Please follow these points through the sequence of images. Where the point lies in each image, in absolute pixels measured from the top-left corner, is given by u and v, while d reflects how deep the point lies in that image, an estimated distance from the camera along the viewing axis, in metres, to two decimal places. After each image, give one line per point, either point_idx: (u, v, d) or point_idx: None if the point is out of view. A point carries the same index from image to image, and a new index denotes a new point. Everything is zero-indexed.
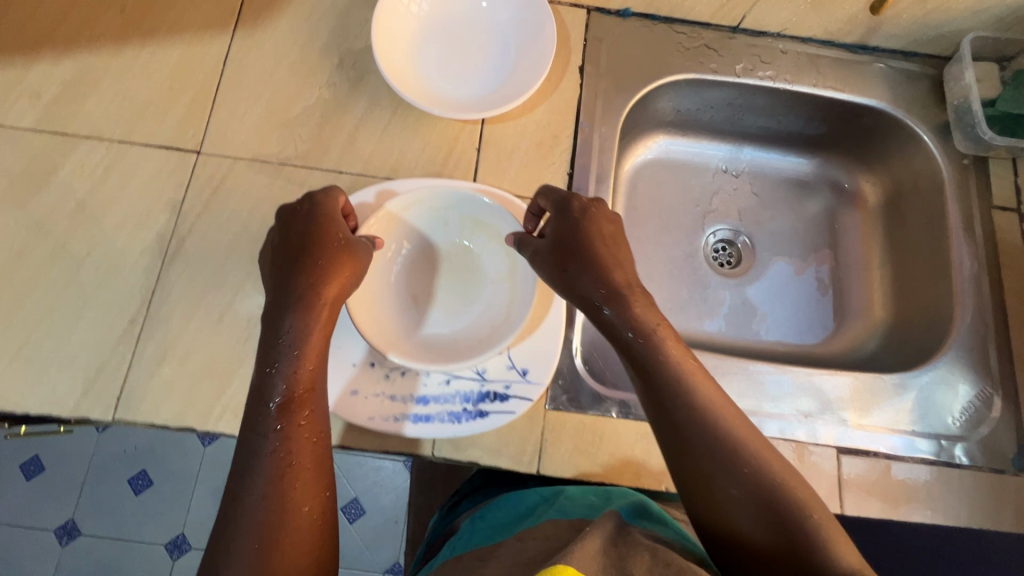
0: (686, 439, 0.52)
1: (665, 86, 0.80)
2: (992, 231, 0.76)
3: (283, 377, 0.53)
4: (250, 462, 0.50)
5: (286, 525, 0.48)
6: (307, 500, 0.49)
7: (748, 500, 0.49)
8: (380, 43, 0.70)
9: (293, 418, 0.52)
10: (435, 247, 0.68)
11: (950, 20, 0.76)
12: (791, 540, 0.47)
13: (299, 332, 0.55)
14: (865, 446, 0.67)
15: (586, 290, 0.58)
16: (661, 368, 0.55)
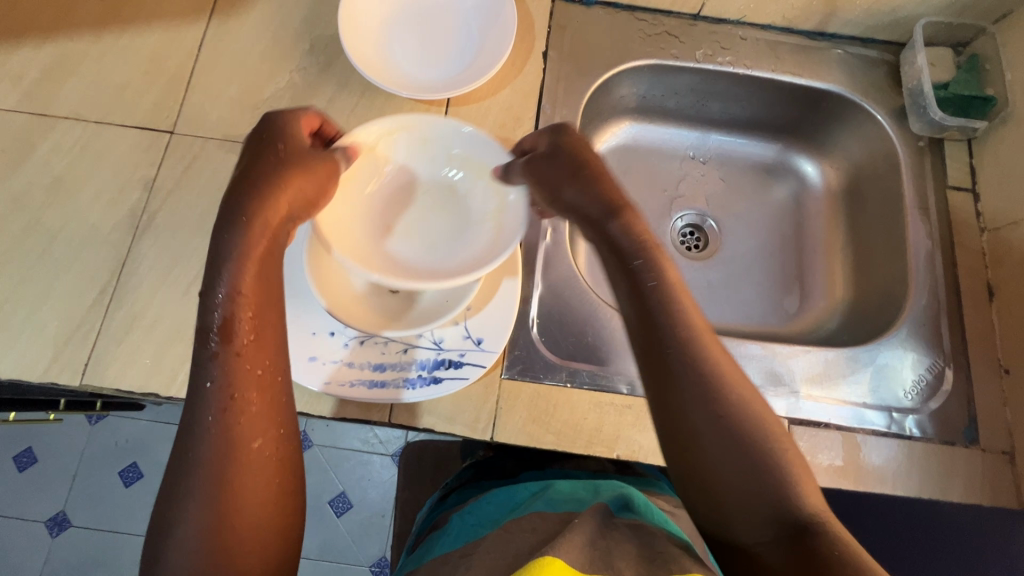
0: (675, 381, 0.49)
1: (627, 71, 0.83)
2: (947, 210, 0.77)
3: (227, 309, 0.49)
4: (202, 406, 0.48)
5: (246, 473, 0.48)
6: (266, 448, 0.49)
7: (729, 440, 0.48)
8: (347, 28, 0.73)
9: (245, 354, 0.49)
10: (416, 179, 0.62)
11: (902, 6, 0.78)
12: (763, 483, 0.47)
13: (259, 266, 0.51)
14: (817, 417, 0.68)
15: (586, 204, 0.56)
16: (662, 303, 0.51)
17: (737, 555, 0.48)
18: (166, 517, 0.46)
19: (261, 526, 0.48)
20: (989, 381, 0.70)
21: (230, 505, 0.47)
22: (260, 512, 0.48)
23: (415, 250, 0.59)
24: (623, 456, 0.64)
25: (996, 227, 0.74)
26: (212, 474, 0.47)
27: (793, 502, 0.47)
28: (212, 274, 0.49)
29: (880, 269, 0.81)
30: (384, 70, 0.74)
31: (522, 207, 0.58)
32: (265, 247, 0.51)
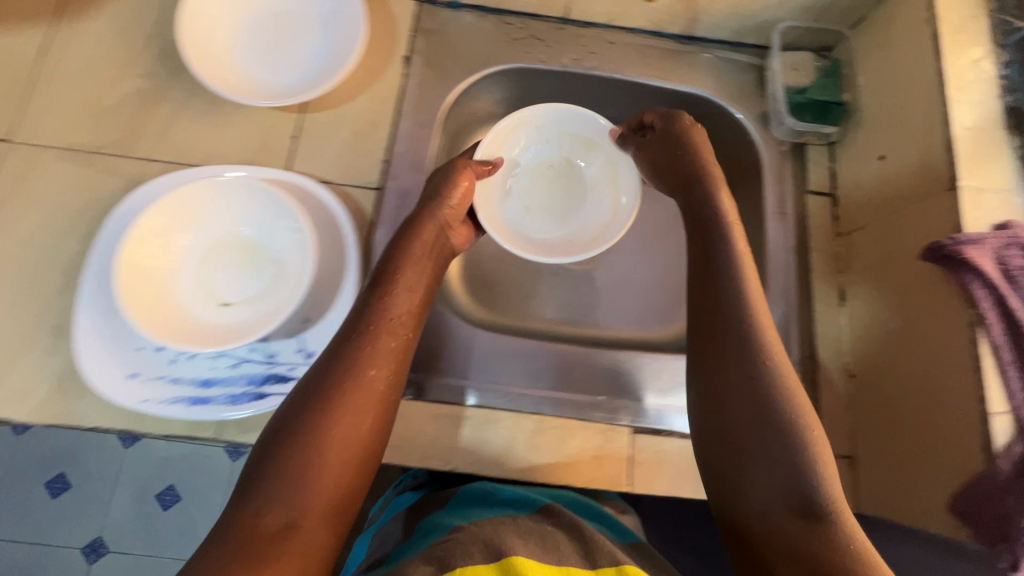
0: (725, 343, 0.54)
1: (492, 76, 0.81)
2: (804, 215, 0.78)
3: (393, 299, 0.57)
4: (369, 356, 0.52)
5: (369, 412, 0.50)
6: (381, 394, 0.51)
7: (749, 410, 0.51)
8: (187, 27, 0.69)
9: (394, 324, 0.55)
10: (544, 163, 0.83)
11: (761, 10, 0.77)
12: (761, 456, 0.49)
13: (416, 268, 0.61)
14: (658, 425, 0.68)
15: (683, 167, 0.68)
16: (736, 291, 0.56)
17: (753, 516, 0.48)
18: (263, 459, 0.46)
19: (348, 481, 0.47)
20: (835, 386, 0.70)
21: (340, 442, 0.47)
22: (354, 459, 0.47)
23: (541, 220, 0.81)
24: (459, 468, 0.64)
25: (849, 232, 0.74)
26: (330, 413, 0.48)
27: (819, 479, 0.47)
28: (376, 282, 0.59)
29: None
30: (231, 74, 0.71)
31: (630, 174, 0.77)
32: (425, 255, 0.63)
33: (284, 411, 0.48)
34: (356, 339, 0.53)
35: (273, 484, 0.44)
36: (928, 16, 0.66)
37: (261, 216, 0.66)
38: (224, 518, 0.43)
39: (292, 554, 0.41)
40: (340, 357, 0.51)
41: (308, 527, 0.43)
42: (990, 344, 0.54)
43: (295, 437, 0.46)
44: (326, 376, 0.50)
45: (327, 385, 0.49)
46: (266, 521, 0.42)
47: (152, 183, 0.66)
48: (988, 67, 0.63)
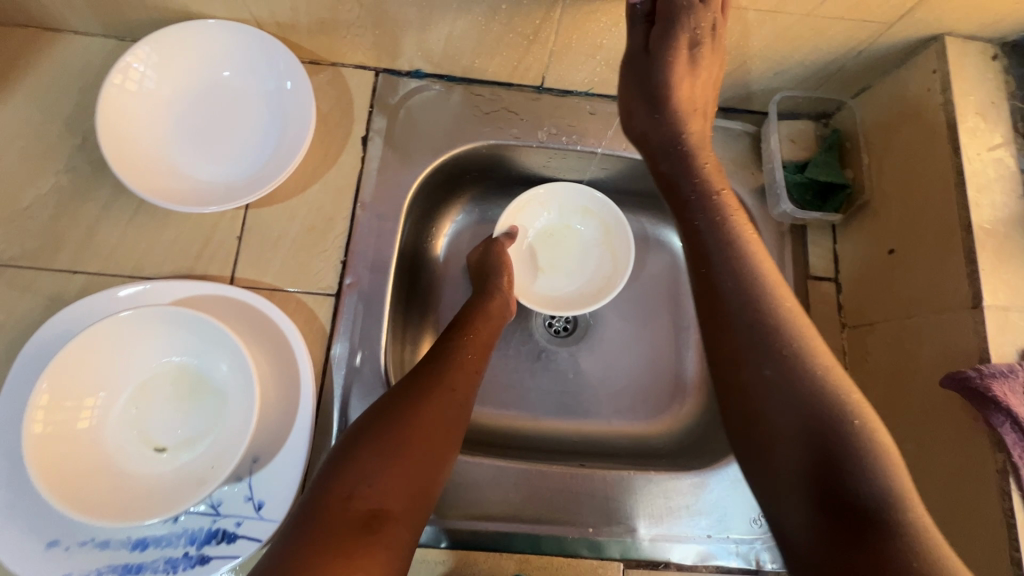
0: (734, 329, 0.48)
1: (462, 155, 0.74)
2: (807, 304, 0.71)
3: (472, 339, 0.63)
4: (450, 376, 0.58)
5: (444, 425, 0.54)
6: (458, 409, 0.56)
7: (790, 399, 0.44)
8: (107, 127, 0.60)
9: (465, 361, 0.61)
10: (543, 233, 0.83)
11: (757, 80, 0.70)
12: (838, 457, 0.42)
13: (486, 321, 0.67)
14: (655, 557, 0.62)
15: (657, 139, 0.61)
16: (736, 281, 0.49)
17: (791, 541, 0.43)
18: (352, 448, 0.50)
19: (421, 488, 0.50)
20: None
21: (420, 443, 0.52)
22: (433, 462, 0.52)
23: (561, 278, 0.82)
24: None
25: (855, 325, 0.68)
26: (416, 417, 0.53)
27: (876, 479, 0.41)
28: (458, 327, 0.65)
29: None
30: (166, 175, 0.62)
31: (623, 230, 0.79)
32: (490, 317, 0.67)
33: (374, 410, 0.54)
34: (444, 361, 0.59)
35: (356, 467, 0.49)
36: (942, 101, 0.59)
37: (198, 344, 0.57)
38: (319, 495, 0.47)
39: (376, 540, 0.45)
40: (429, 371, 0.58)
41: (387, 517, 0.47)
42: (1020, 496, 0.48)
43: (388, 432, 0.51)
44: (419, 387, 0.56)
45: (419, 392, 0.55)
46: (354, 505, 0.47)
47: (77, 306, 0.57)
48: (1010, 162, 0.57)
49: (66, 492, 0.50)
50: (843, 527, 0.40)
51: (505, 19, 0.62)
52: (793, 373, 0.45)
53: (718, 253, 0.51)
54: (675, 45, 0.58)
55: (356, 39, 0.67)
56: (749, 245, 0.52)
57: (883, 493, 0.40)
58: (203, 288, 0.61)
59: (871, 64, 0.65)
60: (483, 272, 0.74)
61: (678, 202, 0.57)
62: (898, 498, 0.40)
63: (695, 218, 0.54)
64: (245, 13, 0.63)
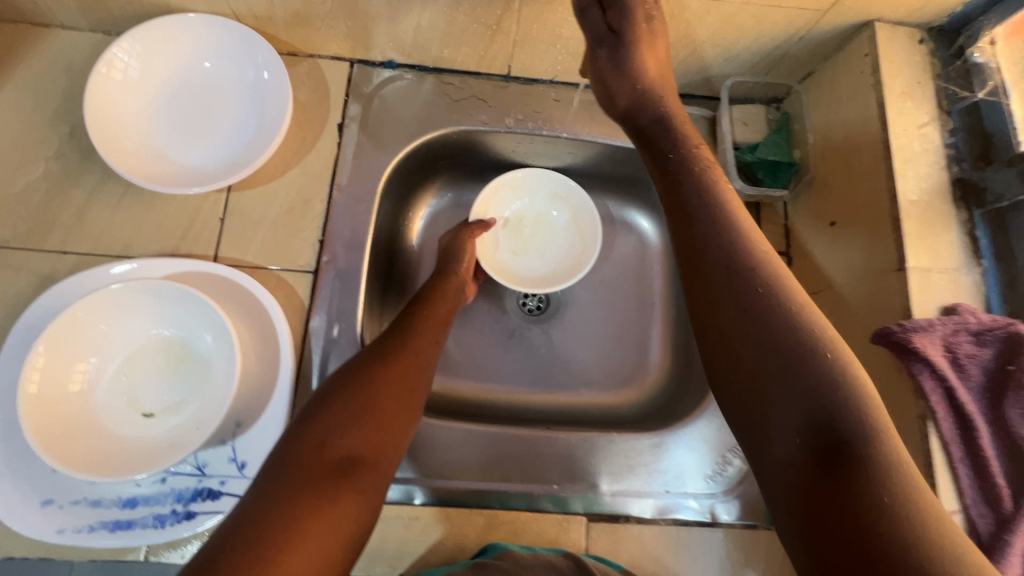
0: (707, 269, 0.49)
1: (434, 141, 0.78)
2: None
3: (432, 312, 0.67)
4: (412, 341, 0.61)
5: (410, 385, 0.58)
6: (421, 371, 0.60)
7: (769, 336, 0.44)
8: (95, 114, 0.63)
9: (424, 330, 0.64)
10: (516, 218, 0.86)
11: (709, 66, 0.74)
12: (816, 390, 0.41)
13: (445, 296, 0.71)
14: (616, 511, 0.66)
15: (637, 109, 0.62)
16: (715, 233, 0.50)
17: (770, 472, 0.42)
18: (320, 405, 0.53)
19: (389, 440, 0.53)
20: None
21: (387, 400, 0.55)
22: (399, 417, 0.55)
23: (535, 261, 0.86)
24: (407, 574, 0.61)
25: (803, 295, 0.73)
26: (380, 376, 0.56)
27: (857, 410, 0.40)
28: (418, 302, 0.68)
29: None
30: (152, 160, 0.66)
31: (590, 212, 0.83)
32: (447, 295, 0.71)
33: (341, 374, 0.57)
34: (405, 329, 0.63)
35: (326, 421, 0.52)
36: (874, 81, 0.64)
37: (183, 317, 0.61)
38: (290, 449, 0.50)
39: (348, 483, 0.48)
40: (392, 339, 0.61)
41: (358, 464, 0.50)
42: (939, 438, 0.53)
43: (353, 389, 0.54)
44: (382, 352, 0.59)
45: (382, 356, 0.59)
46: (325, 453, 0.49)
47: (68, 282, 0.61)
48: (934, 137, 0.62)
49: (59, 451, 0.54)
50: (826, 459, 0.39)
51: (469, 10, 0.66)
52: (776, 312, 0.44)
53: (699, 206, 0.52)
54: (634, 23, 0.61)
55: (330, 31, 0.71)
56: (728, 199, 0.53)
57: (864, 423, 0.39)
58: (189, 265, 0.64)
59: (812, 49, 0.70)
60: (444, 257, 0.77)
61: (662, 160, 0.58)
62: (878, 430, 0.39)
63: (679, 174, 0.55)
64: (225, 7, 0.67)
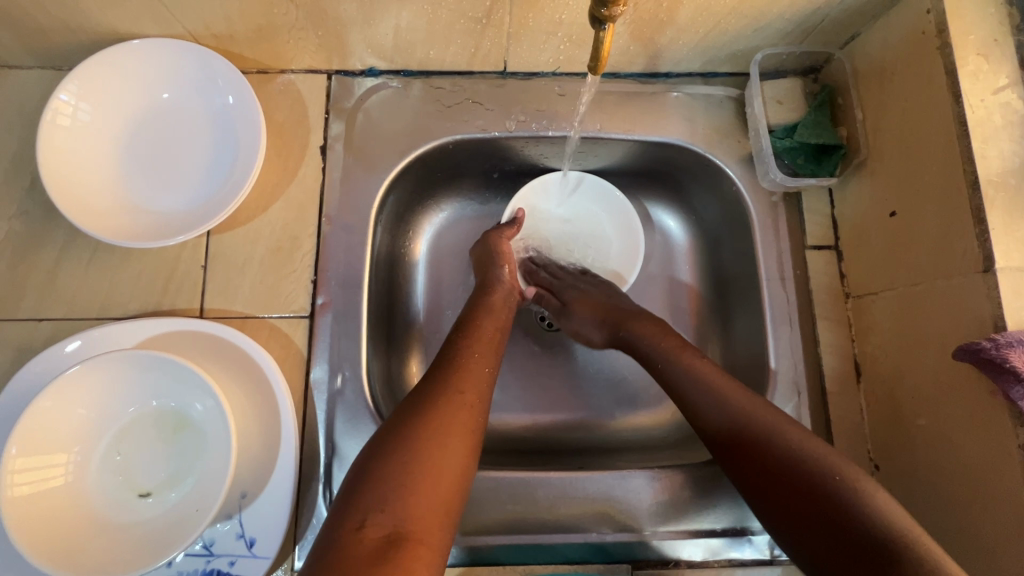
0: (665, 374, 0.60)
1: (428, 154, 0.70)
2: (806, 276, 0.67)
3: (476, 339, 0.60)
4: (456, 380, 0.55)
5: (462, 432, 0.51)
6: (471, 411, 0.53)
7: (734, 417, 0.53)
8: (48, 166, 0.57)
9: (471, 361, 0.58)
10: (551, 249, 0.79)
11: (736, 38, 0.64)
12: (815, 488, 0.47)
13: (491, 315, 0.65)
14: (664, 555, 0.60)
15: None
16: (674, 356, 0.60)
17: None
18: (364, 471, 0.47)
19: (444, 503, 0.47)
20: None
21: (437, 457, 0.48)
22: (453, 476, 0.48)
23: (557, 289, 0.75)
24: None
25: (860, 295, 0.64)
26: (423, 426, 0.50)
27: (862, 500, 0.45)
28: (462, 329, 0.62)
29: (743, 345, 0.71)
30: (116, 210, 0.60)
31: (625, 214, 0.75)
32: (494, 310, 0.65)
33: (382, 431, 0.50)
34: (449, 366, 0.56)
35: (371, 488, 0.45)
36: (938, 44, 0.53)
37: (171, 385, 0.56)
38: (332, 529, 0.44)
39: (391, 566, 0.41)
40: (435, 381, 0.55)
41: (406, 540, 0.43)
42: None
43: (397, 448, 0.48)
44: (426, 398, 0.53)
45: (425, 403, 0.52)
46: (368, 532, 0.43)
47: (45, 355, 0.56)
48: (1018, 105, 0.51)
49: (46, 549, 0.49)
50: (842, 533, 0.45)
51: (453, 4, 0.57)
52: (823, 499, 0.47)
53: (640, 336, 0.64)
54: None
55: (300, 42, 0.63)
56: (662, 337, 0.62)
57: (875, 516, 0.45)
58: (170, 324, 0.58)
59: (859, 9, 0.60)
60: (482, 266, 0.70)
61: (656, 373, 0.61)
62: (852, 486, 0.47)
63: (664, 373, 0.60)
64: (179, 28, 0.59)
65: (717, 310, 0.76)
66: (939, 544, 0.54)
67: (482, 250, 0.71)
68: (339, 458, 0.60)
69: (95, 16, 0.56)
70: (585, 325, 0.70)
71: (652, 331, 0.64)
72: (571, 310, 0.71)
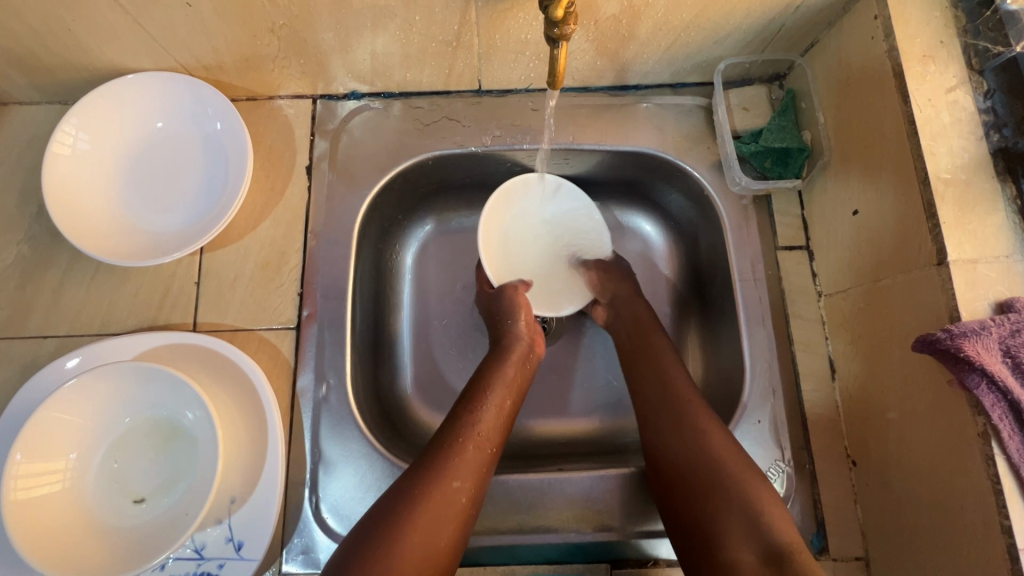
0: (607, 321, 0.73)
1: (409, 170, 0.73)
2: (778, 276, 0.68)
3: (483, 417, 0.59)
4: (454, 467, 0.54)
5: (449, 529, 0.51)
6: (486, 457, 0.57)
7: (687, 450, 0.56)
8: (52, 193, 0.61)
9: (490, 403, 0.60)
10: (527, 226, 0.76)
11: (699, 50, 0.67)
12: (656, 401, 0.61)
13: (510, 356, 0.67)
14: (643, 554, 0.61)
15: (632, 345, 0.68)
16: (662, 381, 0.62)
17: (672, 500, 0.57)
18: (384, 511, 0.51)
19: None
20: (836, 475, 0.62)
21: (417, 552, 0.49)
22: (430, 571, 0.49)
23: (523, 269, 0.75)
24: None
25: (831, 293, 0.65)
26: (442, 470, 0.53)
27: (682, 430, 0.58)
28: (471, 399, 0.60)
29: (720, 346, 0.72)
30: (115, 232, 0.64)
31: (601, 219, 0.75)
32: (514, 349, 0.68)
33: (374, 514, 0.51)
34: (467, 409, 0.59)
35: (387, 534, 0.49)
36: (887, 48, 0.55)
37: (164, 395, 0.59)
38: (351, 563, 0.48)
39: None
40: (435, 464, 0.54)
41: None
42: (1006, 458, 0.45)
43: (414, 493, 0.52)
44: (446, 442, 0.56)
45: (444, 447, 0.56)
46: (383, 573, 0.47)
47: (47, 370, 0.59)
48: (966, 103, 0.53)
49: (44, 552, 0.52)
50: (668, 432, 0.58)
51: (424, 29, 0.61)
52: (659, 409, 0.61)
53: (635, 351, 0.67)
54: None
55: (285, 70, 0.67)
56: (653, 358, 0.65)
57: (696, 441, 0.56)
58: (164, 337, 0.62)
59: (813, 17, 0.62)
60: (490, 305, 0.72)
61: (634, 380, 0.65)
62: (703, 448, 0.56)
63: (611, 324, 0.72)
64: (172, 61, 0.63)
65: (696, 313, 0.77)
66: (915, 537, 0.54)
67: (496, 301, 0.71)
68: (325, 462, 0.63)
69: (95, 53, 0.61)
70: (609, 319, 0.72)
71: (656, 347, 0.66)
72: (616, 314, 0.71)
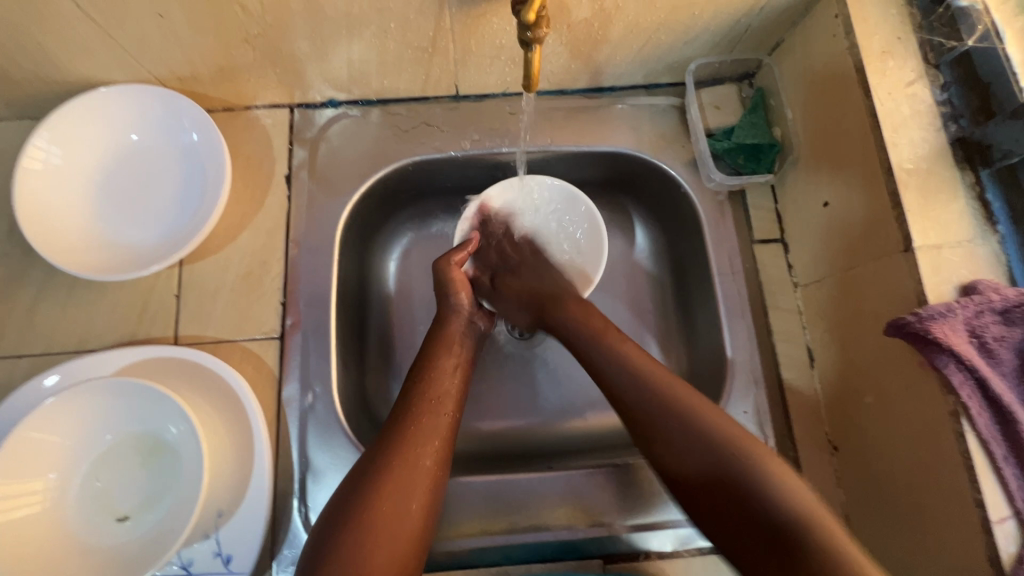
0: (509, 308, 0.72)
1: (389, 176, 0.73)
2: (755, 268, 0.70)
3: (435, 382, 0.59)
4: (406, 466, 0.52)
5: (421, 491, 0.52)
6: (436, 465, 0.54)
7: (696, 451, 0.51)
8: (24, 208, 0.60)
9: (432, 409, 0.57)
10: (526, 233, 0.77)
11: (670, 51, 0.69)
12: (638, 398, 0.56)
13: (449, 351, 0.63)
14: (635, 548, 0.61)
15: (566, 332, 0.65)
16: (630, 372, 0.57)
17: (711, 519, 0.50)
18: (329, 533, 0.49)
19: (402, 555, 0.49)
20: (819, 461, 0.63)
21: (382, 563, 0.47)
22: None
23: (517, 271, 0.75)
24: None
25: (807, 284, 0.67)
26: (386, 484, 0.51)
27: (685, 420, 0.53)
28: (416, 371, 0.60)
29: (703, 340, 0.73)
30: (91, 247, 0.63)
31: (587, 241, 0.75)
32: (452, 345, 0.64)
33: (340, 500, 0.51)
34: (408, 416, 0.56)
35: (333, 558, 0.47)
36: (848, 46, 0.58)
37: (146, 410, 0.58)
38: None
39: None
40: (393, 447, 0.53)
41: None
42: (976, 435, 0.47)
43: (360, 512, 0.49)
44: (390, 453, 0.53)
45: (388, 460, 0.53)
46: None
47: (23, 389, 0.58)
48: (924, 95, 0.55)
49: None
50: (653, 420, 0.54)
51: (399, 37, 0.61)
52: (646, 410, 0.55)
53: (595, 348, 0.61)
54: None
55: (261, 80, 0.67)
56: (623, 349, 0.60)
57: (709, 441, 0.51)
58: (145, 352, 0.61)
59: (778, 18, 0.64)
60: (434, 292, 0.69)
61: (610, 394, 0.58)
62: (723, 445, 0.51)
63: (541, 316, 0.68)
64: (145, 73, 0.63)
65: (679, 308, 0.78)
66: (897, 518, 0.55)
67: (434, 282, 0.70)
68: (312, 471, 0.62)
69: (66, 68, 0.60)
70: (513, 308, 0.71)
71: (632, 357, 0.59)
72: (502, 292, 0.72)
